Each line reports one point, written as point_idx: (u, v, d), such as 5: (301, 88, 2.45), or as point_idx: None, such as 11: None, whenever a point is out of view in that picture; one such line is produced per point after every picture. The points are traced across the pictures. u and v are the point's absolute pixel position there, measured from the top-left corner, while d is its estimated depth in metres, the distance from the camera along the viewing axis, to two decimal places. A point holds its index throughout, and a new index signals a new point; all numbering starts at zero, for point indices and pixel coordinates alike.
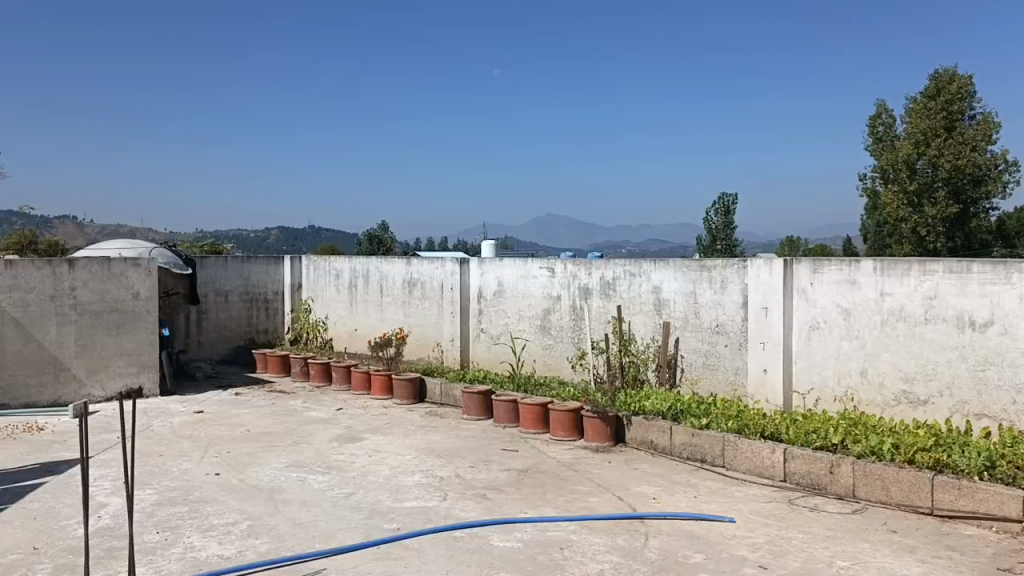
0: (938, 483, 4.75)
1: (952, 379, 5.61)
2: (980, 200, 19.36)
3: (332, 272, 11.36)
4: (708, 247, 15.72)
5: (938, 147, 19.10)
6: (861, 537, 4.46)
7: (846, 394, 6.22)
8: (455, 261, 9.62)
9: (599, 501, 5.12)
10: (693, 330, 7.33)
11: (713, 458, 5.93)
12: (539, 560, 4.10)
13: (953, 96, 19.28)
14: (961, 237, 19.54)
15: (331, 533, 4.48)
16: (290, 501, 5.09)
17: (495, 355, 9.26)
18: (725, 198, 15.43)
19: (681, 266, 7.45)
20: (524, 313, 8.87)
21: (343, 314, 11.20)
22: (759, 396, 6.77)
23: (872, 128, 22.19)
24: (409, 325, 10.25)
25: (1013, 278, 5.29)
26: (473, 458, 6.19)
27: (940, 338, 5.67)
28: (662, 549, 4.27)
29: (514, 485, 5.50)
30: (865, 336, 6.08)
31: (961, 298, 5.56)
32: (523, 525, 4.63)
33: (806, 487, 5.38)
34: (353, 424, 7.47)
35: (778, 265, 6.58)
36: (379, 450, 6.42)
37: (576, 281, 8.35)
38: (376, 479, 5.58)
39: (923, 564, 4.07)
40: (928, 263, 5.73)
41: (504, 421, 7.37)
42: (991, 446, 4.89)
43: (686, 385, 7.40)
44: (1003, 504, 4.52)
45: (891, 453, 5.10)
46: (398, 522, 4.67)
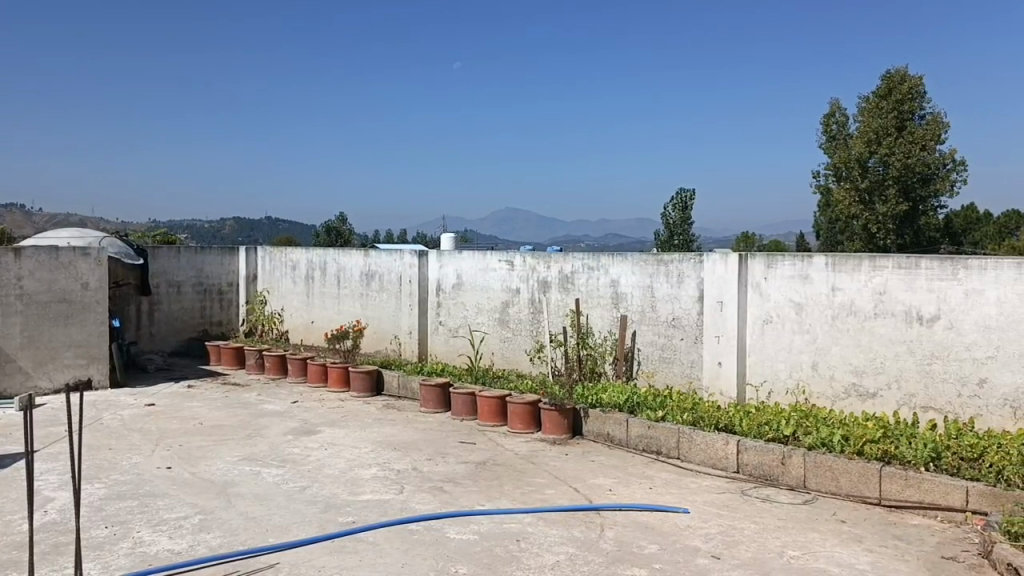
0: (886, 474, 4.87)
1: (899, 373, 5.75)
2: (929, 198, 19.82)
3: (288, 264, 11.22)
4: (667, 241, 15.85)
5: (889, 146, 19.54)
6: (811, 527, 4.55)
7: (798, 386, 6.33)
8: (413, 254, 9.56)
9: (555, 493, 5.14)
10: (650, 324, 7.39)
11: (668, 450, 5.99)
12: (496, 552, 4.11)
13: (904, 96, 19.75)
14: (910, 234, 20.04)
15: (285, 527, 4.43)
16: (244, 495, 5.02)
17: (453, 348, 9.23)
18: (684, 193, 15.57)
19: (638, 260, 7.50)
20: (483, 306, 8.86)
21: (300, 306, 11.08)
22: (713, 388, 6.85)
23: (825, 127, 22.61)
24: (366, 317, 10.17)
25: (959, 274, 5.46)
26: (430, 451, 6.17)
27: (888, 332, 5.80)
28: (617, 540, 4.31)
29: (472, 477, 5.50)
30: (817, 330, 6.19)
31: (909, 293, 5.70)
32: (479, 518, 4.63)
33: (758, 479, 5.46)
34: (309, 417, 7.39)
35: (733, 260, 6.66)
36: (335, 444, 6.37)
37: (535, 274, 8.36)
38: (332, 473, 5.53)
39: (871, 553, 4.17)
40: (878, 259, 5.85)
41: (462, 413, 7.35)
42: (937, 438, 5.03)
43: (642, 378, 7.46)
44: (948, 494, 4.65)
45: (840, 444, 5.21)
46: (354, 515, 4.64)
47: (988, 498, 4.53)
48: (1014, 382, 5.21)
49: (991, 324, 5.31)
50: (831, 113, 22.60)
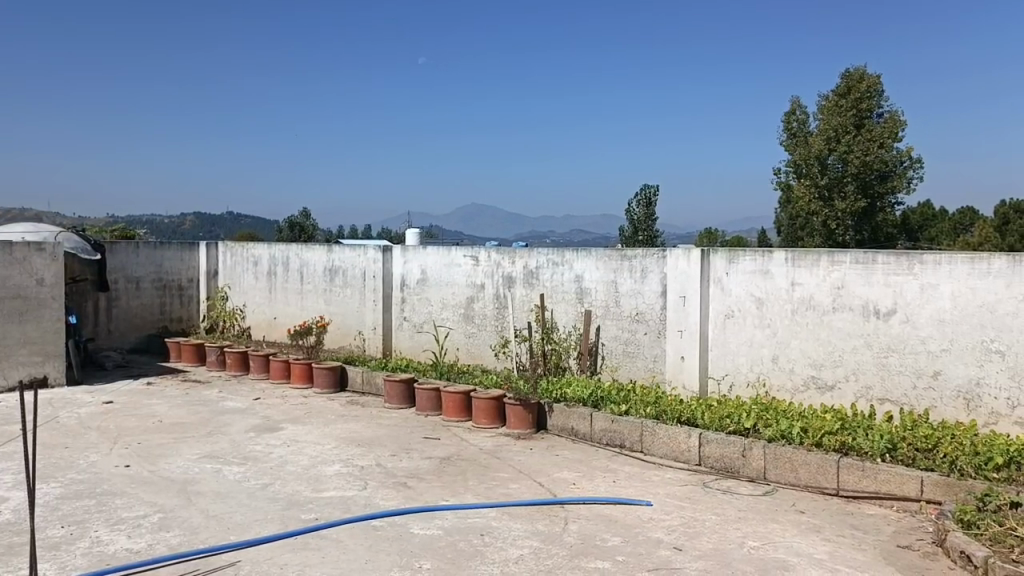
0: (844, 465, 4.97)
1: (857, 365, 5.86)
2: (886, 195, 20.33)
3: (250, 259, 11.09)
4: (631, 237, 15.95)
5: (848, 143, 19.89)
6: (771, 518, 4.62)
7: (758, 380, 6.41)
8: (377, 249, 9.50)
9: (519, 487, 5.16)
10: (613, 319, 7.43)
11: (632, 443, 6.04)
12: (460, 547, 4.11)
13: (862, 95, 20.18)
14: (868, 231, 20.43)
15: (247, 525, 4.38)
16: (204, 493, 4.96)
17: (418, 344, 9.20)
18: (648, 190, 15.68)
19: (602, 255, 7.54)
20: (448, 301, 8.84)
21: (262, 302, 10.96)
22: (676, 382, 6.92)
23: (786, 124, 22.95)
24: (329, 313, 10.09)
25: (915, 269, 5.57)
26: (394, 447, 6.15)
27: (846, 326, 5.91)
28: (581, 533, 4.33)
29: (436, 473, 5.49)
30: (778, 324, 6.28)
31: (866, 288, 5.81)
32: (443, 513, 4.63)
33: (719, 471, 5.53)
34: (271, 414, 7.31)
35: (695, 255, 6.73)
36: (298, 440, 6.32)
37: (500, 270, 8.37)
38: (295, 470, 5.48)
39: (830, 543, 4.24)
40: (836, 254, 5.95)
41: (426, 409, 7.33)
42: (893, 429, 5.14)
43: (606, 372, 7.50)
44: (904, 484, 4.75)
45: (800, 436, 5.29)
46: (317, 512, 4.61)
47: (941, 487, 4.64)
48: (966, 375, 5.34)
49: (945, 318, 5.43)
50: (792, 111, 22.93)
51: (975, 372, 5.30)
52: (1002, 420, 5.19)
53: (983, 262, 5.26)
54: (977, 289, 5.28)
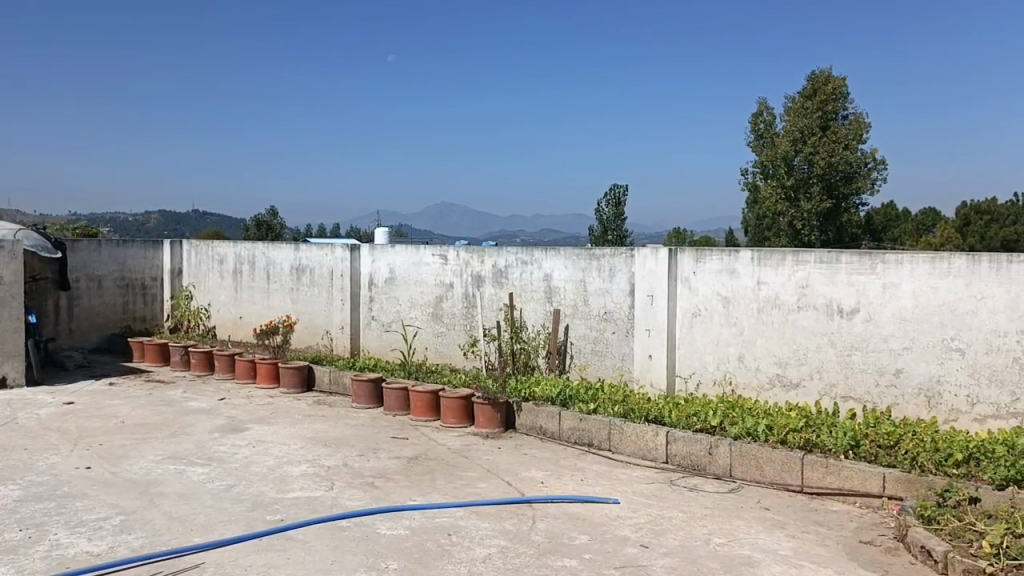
0: (808, 462, 5.03)
1: (820, 364, 5.93)
2: (850, 196, 20.68)
3: (215, 258, 10.95)
4: (600, 237, 16.01)
5: (814, 144, 20.16)
6: (736, 515, 4.67)
7: (724, 378, 6.47)
8: (345, 247, 9.44)
9: (487, 486, 5.15)
10: (582, 318, 7.45)
11: (600, 442, 6.06)
12: (427, 547, 4.09)
13: (827, 97, 20.51)
14: (833, 231, 20.77)
15: (210, 526, 4.32)
16: (167, 494, 4.88)
17: (386, 343, 9.15)
18: (617, 189, 15.75)
19: (571, 254, 7.56)
20: (416, 300, 8.80)
21: (227, 301, 10.83)
22: (644, 380, 6.95)
23: (753, 125, 23.20)
24: (296, 312, 10.00)
25: (877, 268, 5.65)
26: (361, 447, 6.11)
27: (810, 325, 5.98)
28: (548, 531, 4.33)
29: (403, 472, 5.46)
30: (743, 323, 6.34)
31: (830, 287, 5.88)
32: (410, 512, 4.61)
33: (686, 469, 5.57)
34: (236, 414, 7.23)
35: (663, 254, 6.77)
36: (264, 441, 6.25)
37: (468, 268, 8.34)
38: (260, 470, 5.42)
39: (794, 539, 4.29)
40: (801, 253, 6.02)
41: (394, 409, 7.29)
42: (856, 426, 5.21)
43: (575, 371, 7.52)
44: (866, 481, 4.82)
45: (765, 434, 5.34)
46: (282, 513, 4.56)
47: (903, 484, 4.71)
48: (927, 372, 5.43)
49: (906, 316, 5.53)
50: (759, 112, 23.18)
51: (935, 369, 5.40)
52: (962, 417, 5.30)
53: (943, 261, 5.36)
54: (938, 288, 5.39)
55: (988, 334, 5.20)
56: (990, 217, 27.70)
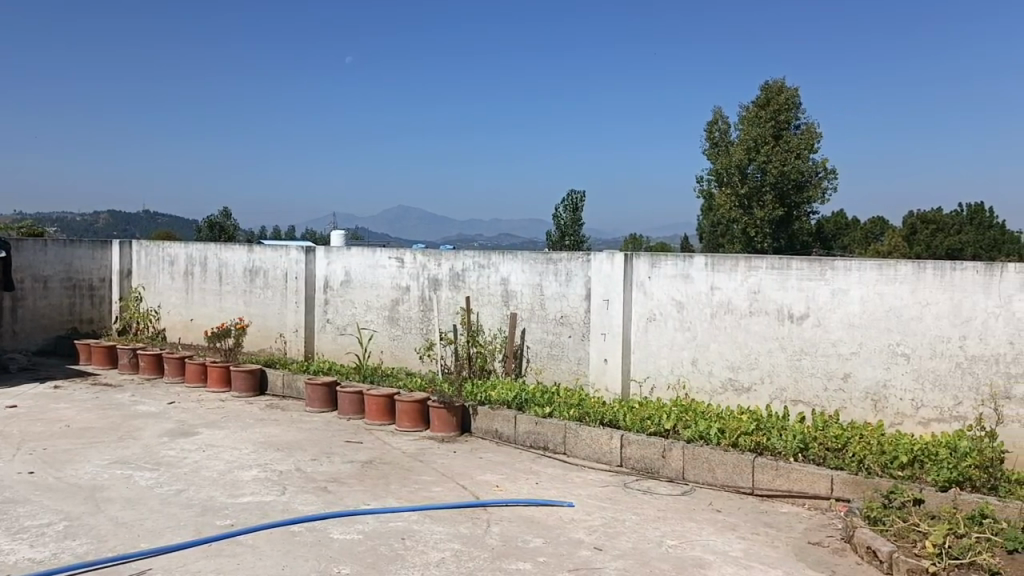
0: (758, 465, 5.11)
1: (771, 368, 6.03)
2: (802, 205, 21.14)
3: (166, 258, 10.74)
4: (558, 242, 16.06)
5: (767, 153, 20.53)
6: (688, 517, 4.72)
7: (678, 381, 6.54)
8: (300, 249, 9.33)
9: (442, 490, 5.14)
10: (538, 322, 7.47)
11: (555, 445, 6.08)
12: (380, 551, 4.06)
13: (780, 107, 20.90)
14: (785, 238, 21.17)
15: (158, 532, 4.23)
16: (114, 500, 4.77)
17: (341, 346, 9.06)
18: (575, 195, 15.83)
19: (528, 258, 7.58)
20: (372, 304, 8.73)
21: (178, 303, 10.63)
22: (599, 384, 7.00)
23: (708, 134, 23.55)
24: (249, 314, 9.85)
25: (827, 274, 5.78)
26: (314, 451, 6.04)
27: (762, 329, 6.08)
28: (502, 535, 4.33)
29: (357, 476, 5.41)
30: (697, 327, 6.42)
31: (781, 292, 5.99)
32: (364, 517, 4.57)
33: (639, 472, 5.62)
34: (186, 418, 7.10)
35: (619, 258, 6.83)
36: (214, 445, 6.15)
37: (425, 271, 8.31)
38: (210, 475, 5.33)
39: (744, 540, 4.35)
40: (753, 259, 6.11)
41: (349, 412, 7.22)
42: (805, 429, 5.31)
43: (530, 375, 7.53)
44: (815, 483, 4.92)
45: (717, 437, 5.42)
46: (233, 518, 4.49)
47: (850, 485, 4.84)
48: (874, 376, 5.57)
49: (854, 321, 5.65)
50: (714, 121, 23.53)
51: (882, 373, 5.54)
52: (907, 420, 5.45)
53: (890, 268, 5.50)
54: (885, 294, 5.52)
55: (932, 340, 5.34)
56: (936, 226, 28.35)
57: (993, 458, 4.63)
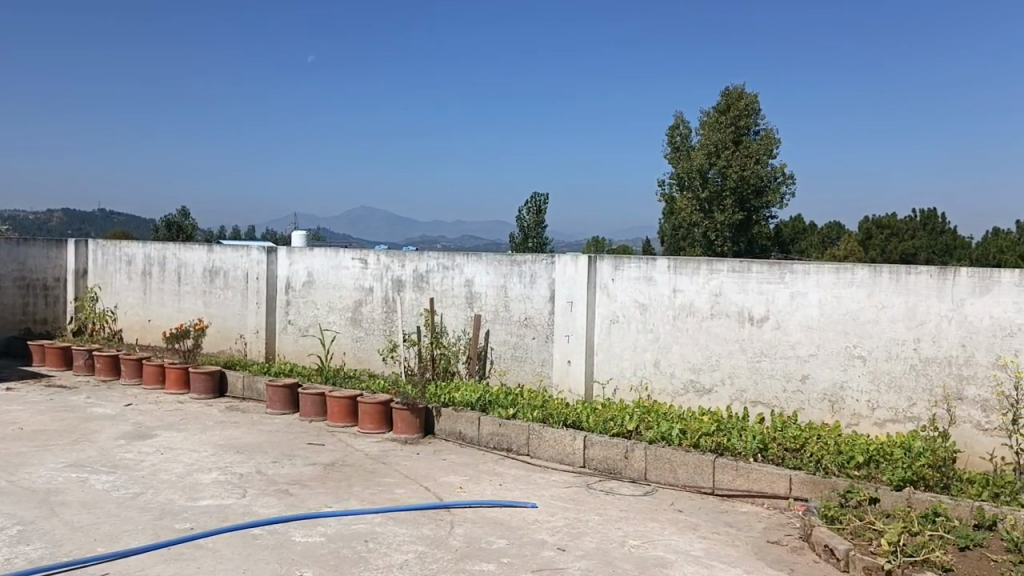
0: (719, 465, 5.18)
1: (731, 369, 6.11)
2: (761, 209, 21.50)
3: (123, 258, 10.55)
4: (521, 244, 16.11)
5: (727, 158, 20.83)
6: (650, 517, 4.76)
7: (641, 383, 6.60)
8: (261, 250, 9.22)
9: (405, 492, 5.12)
10: (502, 324, 7.48)
11: (518, 446, 6.09)
12: (343, 554, 4.03)
13: (740, 112, 21.25)
14: (744, 242, 21.48)
15: (115, 536, 4.15)
16: (69, 503, 4.67)
17: (303, 348, 8.97)
18: (538, 198, 15.88)
19: (492, 259, 7.58)
20: (334, 305, 8.66)
21: (136, 303, 10.44)
22: (562, 386, 7.02)
23: (670, 138, 23.79)
24: (208, 315, 9.71)
25: (786, 278, 5.87)
26: (276, 453, 5.97)
27: (722, 331, 6.16)
28: (466, 536, 4.33)
29: (318, 479, 5.37)
30: (659, 329, 6.48)
31: (742, 295, 6.07)
32: (326, 519, 4.53)
33: (602, 472, 5.66)
34: (143, 420, 6.97)
35: (582, 261, 6.87)
36: (172, 447, 6.05)
37: (389, 273, 8.27)
38: (169, 478, 5.24)
39: (705, 540, 4.41)
40: (714, 262, 6.19)
41: (310, 414, 7.16)
42: (764, 430, 5.39)
43: (494, 377, 7.54)
44: (774, 482, 5.00)
45: (679, 437, 5.47)
46: (192, 522, 4.42)
47: (808, 485, 4.91)
48: (832, 378, 5.68)
49: (813, 324, 5.76)
50: (676, 125, 23.79)
51: (839, 375, 5.65)
52: (863, 421, 5.56)
53: (847, 271, 5.61)
54: (842, 297, 5.64)
55: (888, 342, 5.46)
56: (890, 231, 29.03)
57: (945, 458, 4.76)
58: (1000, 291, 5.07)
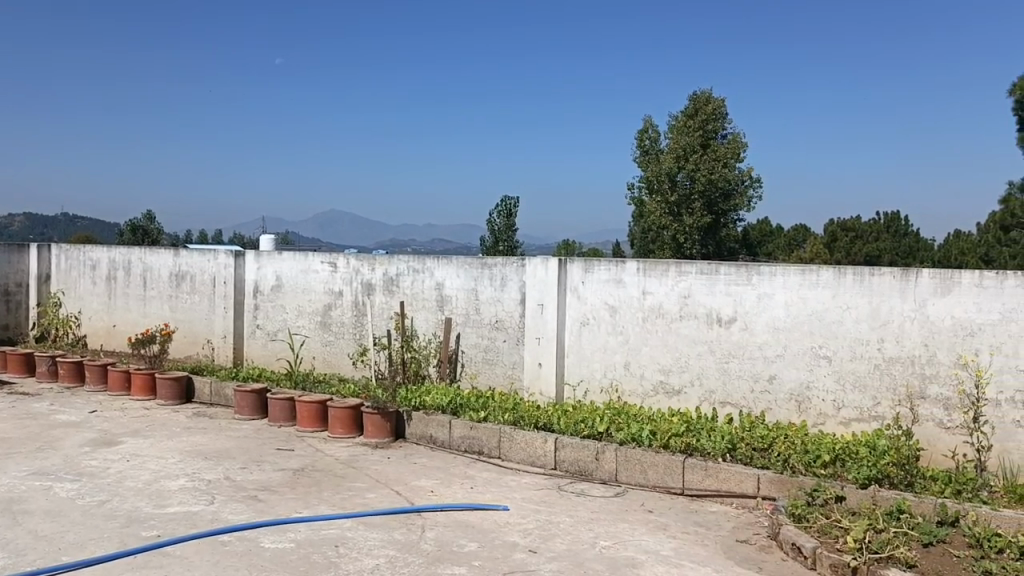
0: (688, 465, 5.23)
1: (700, 370, 6.17)
2: (728, 212, 21.75)
3: (87, 263, 10.38)
4: (492, 247, 16.11)
5: (696, 162, 21.05)
6: (621, 518, 4.79)
7: (611, 385, 6.64)
8: (229, 253, 9.12)
9: (375, 496, 5.10)
10: (473, 326, 7.48)
11: (490, 449, 6.09)
12: (314, 559, 4.00)
13: (708, 117, 21.48)
14: (713, 245, 21.72)
15: (80, 545, 4.09)
16: (32, 512, 4.58)
17: (272, 353, 8.89)
18: (509, 201, 15.92)
19: (462, 263, 7.58)
20: (304, 309, 8.60)
21: (100, 308, 10.28)
22: (533, 389, 7.04)
23: (639, 142, 23.96)
24: (175, 320, 9.59)
25: (753, 280, 5.94)
26: (244, 459, 5.92)
27: (691, 333, 6.22)
28: (437, 540, 4.33)
29: (288, 484, 5.33)
30: (629, 331, 6.53)
31: (710, 297, 6.14)
32: (296, 525, 4.50)
33: (573, 474, 5.68)
34: (108, 427, 6.86)
35: (553, 264, 6.89)
36: (139, 454, 5.96)
37: (359, 276, 8.23)
38: (135, 485, 5.17)
39: (675, 539, 4.45)
40: (683, 264, 6.25)
41: (279, 419, 7.10)
42: (732, 430, 5.44)
43: (465, 380, 7.53)
44: (742, 482, 5.06)
45: (649, 439, 5.51)
46: (159, 529, 4.36)
47: (776, 484, 4.98)
48: (798, 378, 5.76)
49: (779, 325, 5.84)
50: (644, 129, 23.97)
51: (805, 376, 5.73)
52: (829, 420, 5.65)
53: (812, 273, 5.71)
54: (808, 298, 5.72)
55: (852, 342, 5.55)
56: (855, 234, 29.50)
57: (909, 456, 4.84)
58: (961, 292, 5.19)
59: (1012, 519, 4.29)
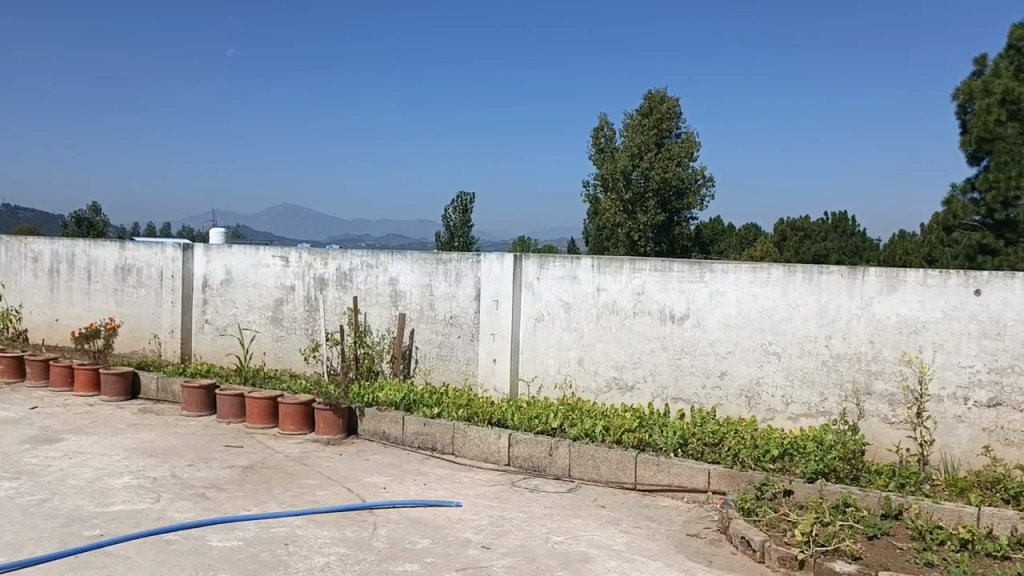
0: (641, 461, 5.27)
1: (653, 367, 6.22)
2: (682, 211, 21.98)
3: (29, 256, 10.06)
4: (447, 243, 16.01)
5: (650, 161, 21.23)
6: (574, 513, 4.80)
7: (565, 381, 6.65)
8: (176, 246, 8.91)
9: (326, 493, 5.03)
10: (427, 322, 7.43)
11: (443, 446, 6.06)
12: (262, 558, 3.93)
13: (662, 115, 21.63)
14: (666, 243, 21.95)
15: (17, 545, 3.95)
16: None
17: (221, 348, 8.72)
18: (464, 197, 15.86)
19: (417, 258, 7.52)
20: (254, 304, 8.45)
21: (42, 303, 9.98)
22: (487, 385, 7.02)
23: (594, 140, 24.07)
24: (121, 315, 9.35)
25: (705, 277, 6.01)
26: (191, 456, 5.79)
27: (645, 329, 6.26)
28: (389, 537, 4.28)
29: (237, 482, 5.23)
30: (583, 328, 6.55)
31: (663, 294, 6.19)
32: (244, 523, 4.42)
33: (527, 470, 5.68)
34: (50, 424, 6.66)
35: (508, 260, 6.88)
36: (81, 452, 5.80)
37: (311, 271, 8.12)
38: (77, 484, 5.02)
39: (627, 534, 4.47)
40: (637, 262, 6.30)
41: (228, 416, 6.97)
42: (684, 426, 5.49)
43: (419, 376, 7.49)
44: (693, 477, 5.12)
45: (602, 434, 5.54)
46: (102, 528, 4.24)
47: (726, 479, 5.04)
48: (749, 374, 5.84)
49: (730, 322, 5.91)
50: (600, 127, 24.10)
51: (755, 372, 5.81)
52: (777, 416, 5.74)
53: (763, 271, 5.78)
54: (758, 296, 5.80)
55: (801, 339, 5.65)
56: (804, 233, 30.06)
57: (854, 451, 4.95)
58: (905, 290, 5.31)
59: (952, 512, 4.42)
